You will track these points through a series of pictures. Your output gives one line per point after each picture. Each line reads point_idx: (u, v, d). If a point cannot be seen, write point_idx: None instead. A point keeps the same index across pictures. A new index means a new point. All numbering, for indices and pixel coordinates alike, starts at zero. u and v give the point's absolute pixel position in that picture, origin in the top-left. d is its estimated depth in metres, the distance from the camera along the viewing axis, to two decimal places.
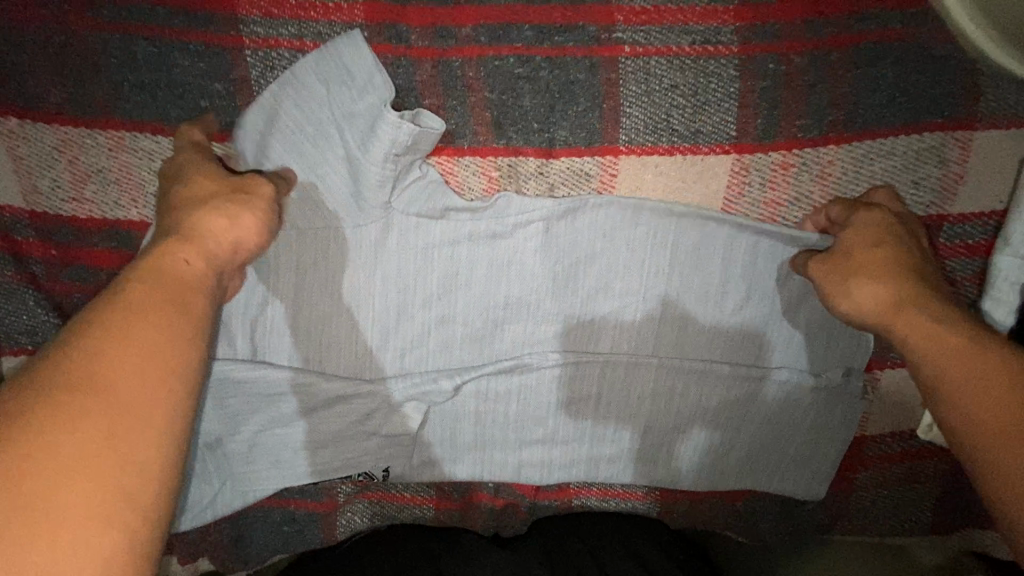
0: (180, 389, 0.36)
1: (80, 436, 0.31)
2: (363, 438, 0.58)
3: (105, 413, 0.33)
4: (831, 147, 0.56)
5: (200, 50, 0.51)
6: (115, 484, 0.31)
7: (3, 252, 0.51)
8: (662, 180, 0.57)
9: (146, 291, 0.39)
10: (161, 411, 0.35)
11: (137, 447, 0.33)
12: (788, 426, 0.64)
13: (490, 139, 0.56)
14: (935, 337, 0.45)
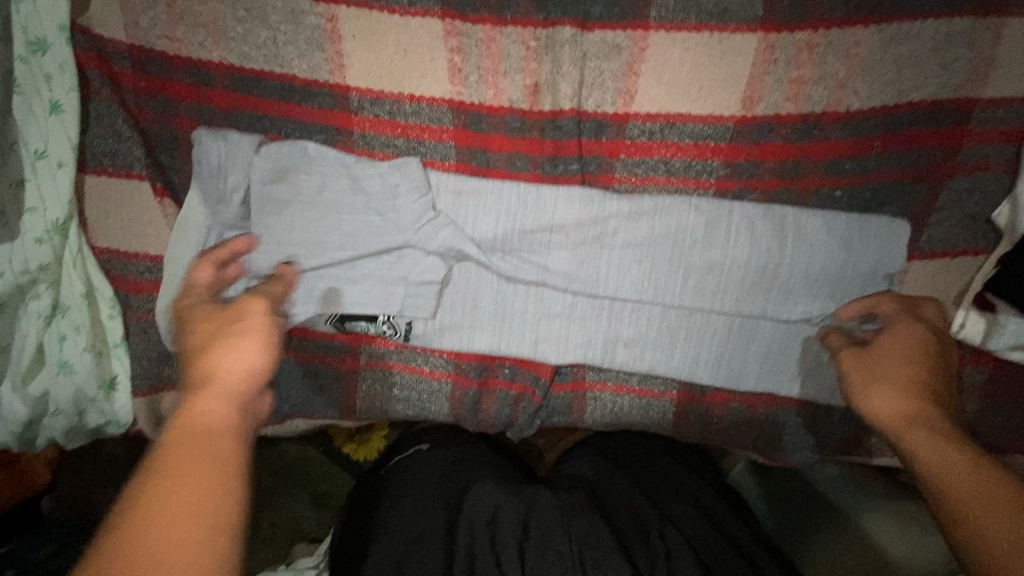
0: (234, 441, 0.39)
1: (155, 541, 0.33)
2: (393, 282, 0.62)
3: (189, 481, 0.35)
4: (859, 30, 0.58)
5: None
6: (211, 499, 0.35)
7: (102, 79, 0.59)
8: (691, 57, 0.60)
9: (206, 404, 0.40)
10: (230, 443, 0.39)
11: (211, 474, 0.36)
12: (810, 314, 0.63)
13: (532, 11, 0.59)
14: (953, 453, 0.43)
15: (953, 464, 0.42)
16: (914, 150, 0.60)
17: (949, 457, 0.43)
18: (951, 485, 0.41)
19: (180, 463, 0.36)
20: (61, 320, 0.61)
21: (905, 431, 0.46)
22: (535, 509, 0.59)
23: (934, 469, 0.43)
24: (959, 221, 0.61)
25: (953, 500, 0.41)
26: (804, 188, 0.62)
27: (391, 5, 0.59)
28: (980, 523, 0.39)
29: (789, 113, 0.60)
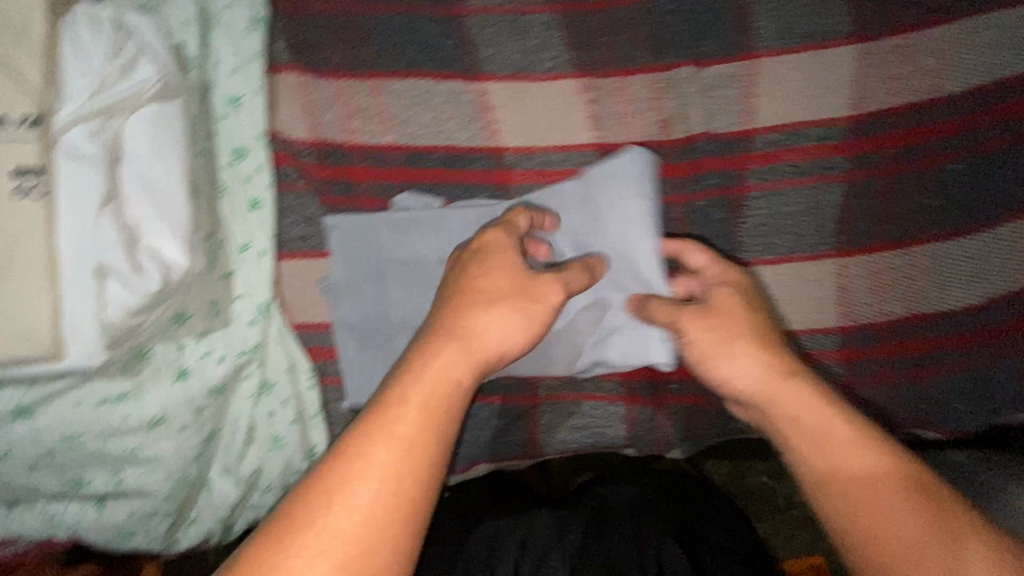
0: (398, 436, 0.45)
1: (315, 547, 0.41)
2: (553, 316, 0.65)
3: (342, 474, 0.44)
4: (937, 28, 0.67)
5: (431, 15, 0.68)
6: (370, 500, 0.43)
7: (296, 173, 0.67)
8: (798, 72, 0.68)
9: (417, 404, 0.47)
10: (390, 458, 0.45)
11: (407, 486, 0.44)
12: (949, 278, 0.68)
13: (653, 60, 0.69)
14: (829, 445, 0.51)
15: (860, 455, 0.50)
16: (1016, 117, 0.66)
17: (870, 464, 0.49)
18: (827, 446, 0.51)
19: (376, 432, 0.45)
20: (268, 396, 0.64)
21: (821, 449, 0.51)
22: (519, 530, 0.65)
23: (820, 446, 0.51)
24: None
25: (851, 485, 0.49)
26: (925, 166, 0.67)
27: (533, 73, 0.69)
28: (875, 524, 0.47)
29: (897, 106, 0.67)
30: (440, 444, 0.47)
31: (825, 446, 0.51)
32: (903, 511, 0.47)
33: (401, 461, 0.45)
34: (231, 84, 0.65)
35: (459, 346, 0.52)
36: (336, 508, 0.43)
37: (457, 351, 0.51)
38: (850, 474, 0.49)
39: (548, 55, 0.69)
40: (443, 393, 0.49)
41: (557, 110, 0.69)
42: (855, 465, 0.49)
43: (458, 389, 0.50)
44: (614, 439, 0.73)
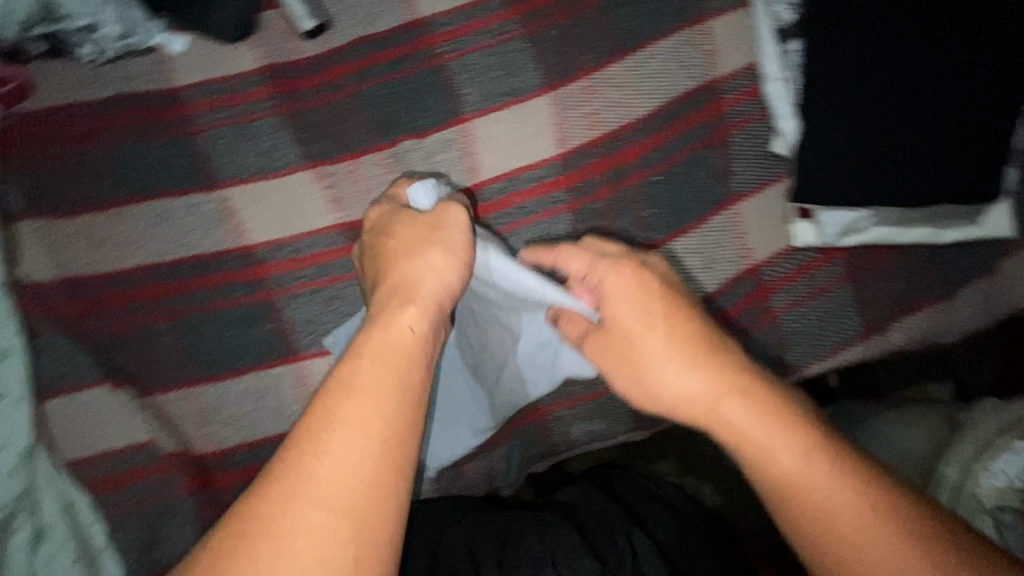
0: (393, 377, 0.49)
1: (307, 495, 0.43)
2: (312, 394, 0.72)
3: (327, 417, 0.46)
4: (616, 65, 0.76)
5: (165, 142, 0.74)
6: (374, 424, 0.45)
7: (47, 313, 0.68)
8: (506, 126, 0.76)
9: (376, 359, 0.49)
10: (382, 397, 0.47)
11: (394, 425, 0.46)
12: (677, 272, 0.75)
13: (378, 139, 0.75)
14: (816, 456, 0.50)
15: (828, 476, 0.49)
16: (696, 127, 0.75)
17: (795, 462, 0.50)
18: (781, 444, 0.51)
19: (355, 386, 0.47)
20: (43, 548, 0.59)
21: (875, 502, 0.48)
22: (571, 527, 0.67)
23: (794, 481, 0.50)
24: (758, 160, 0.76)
25: (800, 500, 0.50)
26: (633, 183, 0.75)
27: (269, 173, 0.74)
28: (826, 518, 0.49)
29: (595, 137, 0.75)
30: (415, 367, 0.50)
31: (803, 490, 0.50)
32: (858, 499, 0.48)
33: (388, 378, 0.48)
34: None
35: (400, 313, 0.53)
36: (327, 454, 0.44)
37: (385, 293, 0.57)
38: (821, 494, 0.49)
39: (281, 154, 0.75)
40: (399, 351, 0.50)
41: (298, 201, 0.74)
42: (793, 466, 0.50)
43: (415, 350, 0.51)
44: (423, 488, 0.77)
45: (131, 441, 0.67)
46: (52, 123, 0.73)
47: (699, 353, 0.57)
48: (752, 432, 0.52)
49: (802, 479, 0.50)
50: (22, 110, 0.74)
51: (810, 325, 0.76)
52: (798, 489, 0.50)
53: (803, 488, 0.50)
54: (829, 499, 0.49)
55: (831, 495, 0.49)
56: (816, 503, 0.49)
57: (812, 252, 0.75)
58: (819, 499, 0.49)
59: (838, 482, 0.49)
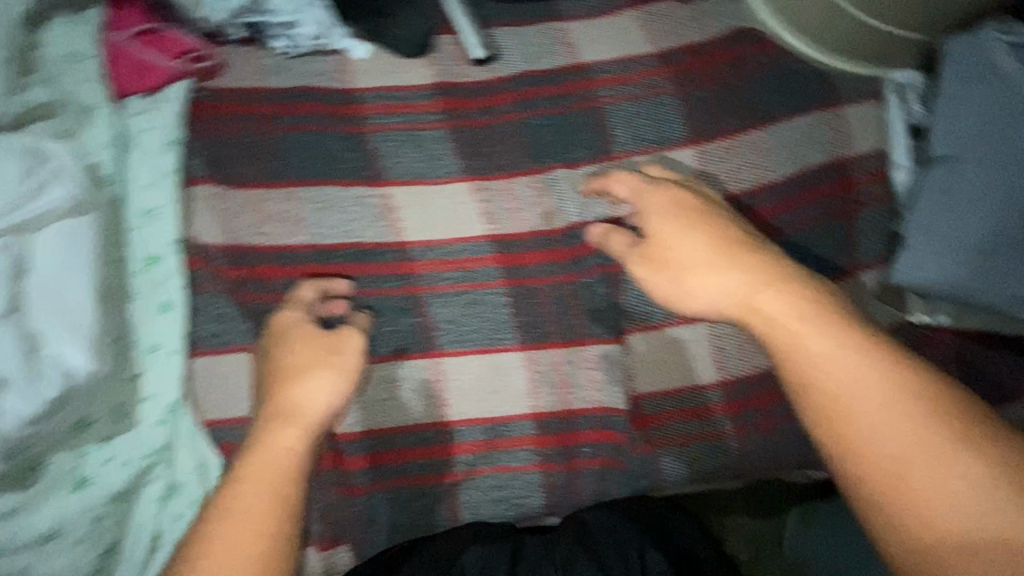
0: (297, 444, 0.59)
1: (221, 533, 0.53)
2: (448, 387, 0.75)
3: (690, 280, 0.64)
4: (758, 131, 0.83)
5: (338, 134, 0.79)
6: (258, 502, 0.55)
7: (210, 275, 0.71)
8: (651, 169, 0.81)
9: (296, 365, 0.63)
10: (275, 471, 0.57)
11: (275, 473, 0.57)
12: None
13: (532, 162, 0.81)
14: (941, 410, 0.51)
15: (908, 389, 0.52)
16: (826, 198, 0.81)
17: (931, 434, 0.50)
18: (864, 424, 0.51)
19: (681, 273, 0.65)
20: (177, 499, 0.64)
21: (795, 346, 0.56)
22: None
23: (837, 401, 0.53)
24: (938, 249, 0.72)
25: (911, 452, 0.49)
26: (763, 239, 0.80)
27: (429, 177, 0.79)
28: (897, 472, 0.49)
29: (732, 192, 0.81)
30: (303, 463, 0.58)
31: (847, 406, 0.52)
32: (990, 481, 0.47)
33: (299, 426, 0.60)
34: (145, 198, 0.70)
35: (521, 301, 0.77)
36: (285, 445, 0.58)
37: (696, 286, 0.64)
38: (923, 436, 0.50)
39: (442, 162, 0.80)
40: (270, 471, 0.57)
41: (451, 208, 0.78)
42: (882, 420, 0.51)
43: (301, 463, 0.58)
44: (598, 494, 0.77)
45: (266, 411, 0.69)
46: (236, 100, 0.78)
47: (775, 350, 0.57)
48: (843, 369, 0.53)
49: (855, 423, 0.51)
50: (209, 83, 0.78)
51: None
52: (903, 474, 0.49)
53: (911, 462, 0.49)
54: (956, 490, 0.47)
55: (961, 488, 0.47)
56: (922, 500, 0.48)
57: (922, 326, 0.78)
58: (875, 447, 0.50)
59: (950, 475, 0.48)
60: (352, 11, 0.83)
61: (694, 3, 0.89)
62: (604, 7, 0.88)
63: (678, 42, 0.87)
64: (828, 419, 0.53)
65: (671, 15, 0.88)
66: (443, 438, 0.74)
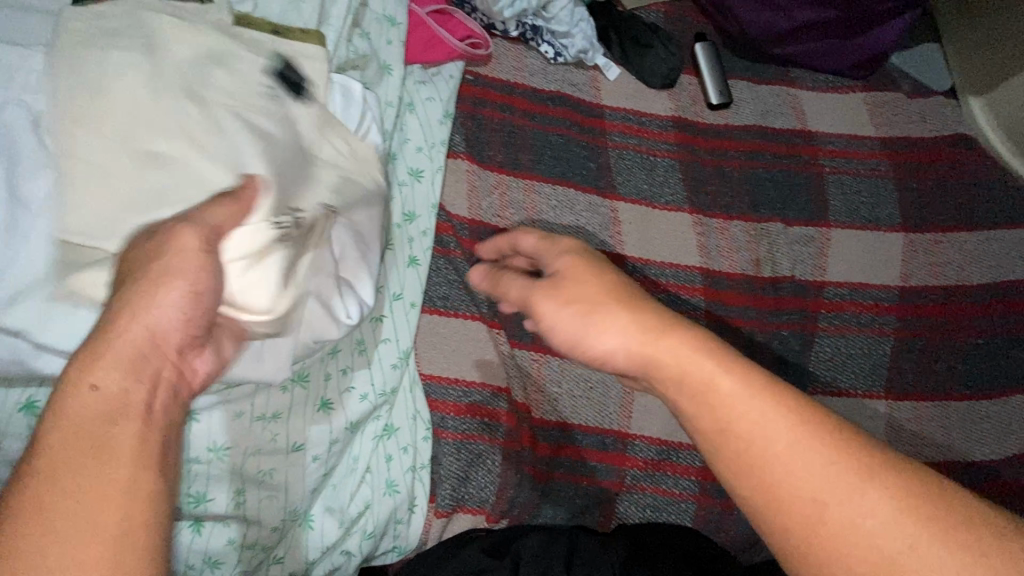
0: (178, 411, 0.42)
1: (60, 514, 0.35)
2: (634, 401, 0.78)
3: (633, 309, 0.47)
4: (967, 233, 0.86)
5: (581, 143, 0.84)
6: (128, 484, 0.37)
7: (455, 243, 0.76)
8: (861, 244, 0.84)
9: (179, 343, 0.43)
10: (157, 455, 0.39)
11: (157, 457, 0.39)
12: (973, 429, 0.80)
13: (750, 211, 0.85)
14: (829, 446, 0.39)
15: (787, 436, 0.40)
16: (1023, 313, 0.83)
17: (806, 476, 0.39)
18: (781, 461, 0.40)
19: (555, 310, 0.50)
20: (389, 441, 0.67)
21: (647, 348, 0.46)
22: None
23: (750, 450, 0.40)
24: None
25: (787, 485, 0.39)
26: (958, 337, 0.82)
27: (654, 202, 0.84)
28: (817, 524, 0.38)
29: (934, 285, 0.84)
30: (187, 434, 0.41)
31: (750, 447, 0.41)
32: (911, 518, 0.37)
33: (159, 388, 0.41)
34: (414, 159, 0.76)
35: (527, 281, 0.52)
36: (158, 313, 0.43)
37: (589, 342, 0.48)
38: (786, 469, 0.39)
39: (667, 191, 0.85)
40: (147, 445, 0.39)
41: (671, 235, 0.82)
42: (793, 467, 0.39)
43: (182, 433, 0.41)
44: (744, 539, 0.78)
45: (477, 379, 0.73)
46: (498, 91, 0.84)
47: (761, 388, 0.42)
48: (774, 445, 0.40)
49: (785, 470, 0.39)
50: (478, 69, 0.85)
51: None
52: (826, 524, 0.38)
53: (788, 503, 0.39)
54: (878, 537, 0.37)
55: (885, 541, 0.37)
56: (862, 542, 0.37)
57: None
58: (791, 482, 0.39)
59: (875, 509, 0.37)
60: (614, 36, 0.89)
61: (917, 101, 0.94)
62: (837, 84, 0.94)
63: (900, 132, 0.91)
64: (737, 463, 0.41)
65: (897, 106, 0.93)
66: (617, 447, 0.77)
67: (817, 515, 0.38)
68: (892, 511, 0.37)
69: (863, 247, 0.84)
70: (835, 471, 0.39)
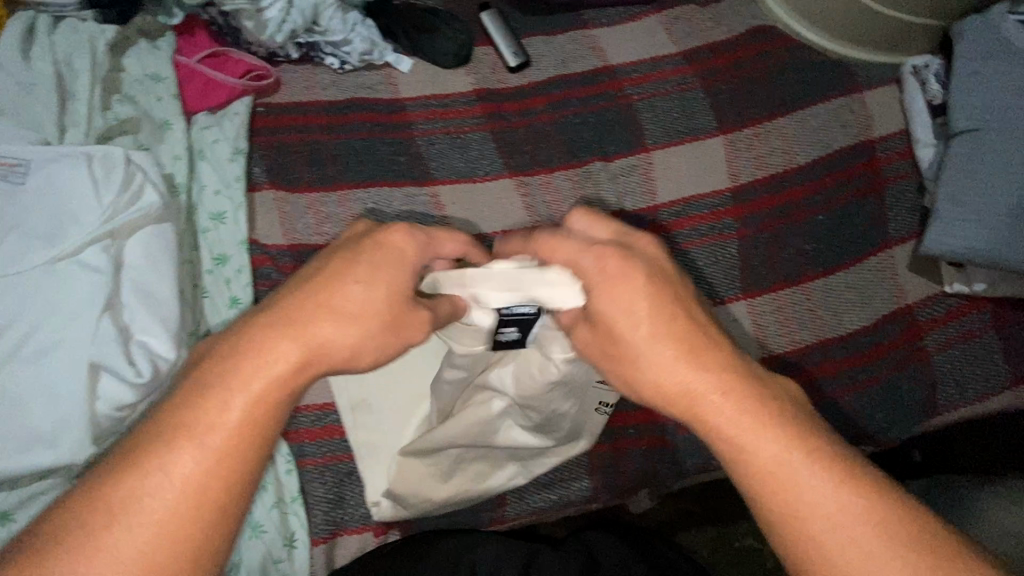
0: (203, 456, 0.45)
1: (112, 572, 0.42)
2: None
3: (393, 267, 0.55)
4: (783, 117, 0.87)
5: (386, 139, 0.84)
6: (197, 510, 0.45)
7: (276, 273, 0.75)
8: (683, 159, 0.85)
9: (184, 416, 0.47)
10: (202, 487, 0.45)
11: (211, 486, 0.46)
12: (832, 304, 0.82)
13: (570, 159, 0.86)
14: (807, 447, 0.48)
15: (766, 454, 0.48)
16: (853, 177, 0.84)
17: (823, 494, 0.46)
18: (794, 472, 0.47)
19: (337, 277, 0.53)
20: None
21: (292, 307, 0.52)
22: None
23: (753, 468, 0.48)
24: (968, 220, 0.74)
25: (782, 495, 0.47)
26: (799, 219, 0.83)
27: (474, 176, 0.84)
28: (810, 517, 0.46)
29: (764, 176, 0.85)
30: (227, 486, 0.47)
31: (763, 466, 0.48)
32: (861, 519, 0.46)
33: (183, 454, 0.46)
34: (215, 203, 0.76)
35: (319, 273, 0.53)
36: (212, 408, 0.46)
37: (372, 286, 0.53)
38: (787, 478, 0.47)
39: (485, 162, 0.85)
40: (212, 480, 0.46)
41: (496, 204, 0.83)
42: (806, 483, 0.47)
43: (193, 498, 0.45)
44: (644, 475, 0.78)
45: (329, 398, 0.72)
46: (291, 114, 0.84)
47: (743, 392, 0.50)
48: (773, 465, 0.47)
49: (764, 477, 0.47)
50: (268, 99, 0.84)
51: (959, 367, 0.81)
52: (808, 531, 0.46)
53: (811, 524, 0.46)
54: (850, 548, 0.45)
55: (853, 547, 0.45)
56: (840, 552, 0.45)
57: (955, 299, 0.81)
58: (794, 488, 0.47)
59: (851, 528, 0.45)
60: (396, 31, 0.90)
61: (712, 6, 0.95)
62: (628, 14, 0.94)
63: (698, 41, 0.92)
64: (743, 474, 0.48)
65: (689, 17, 0.93)
66: None
67: (798, 524, 0.46)
68: (849, 518, 0.46)
69: (686, 161, 0.85)
70: (808, 484, 0.46)
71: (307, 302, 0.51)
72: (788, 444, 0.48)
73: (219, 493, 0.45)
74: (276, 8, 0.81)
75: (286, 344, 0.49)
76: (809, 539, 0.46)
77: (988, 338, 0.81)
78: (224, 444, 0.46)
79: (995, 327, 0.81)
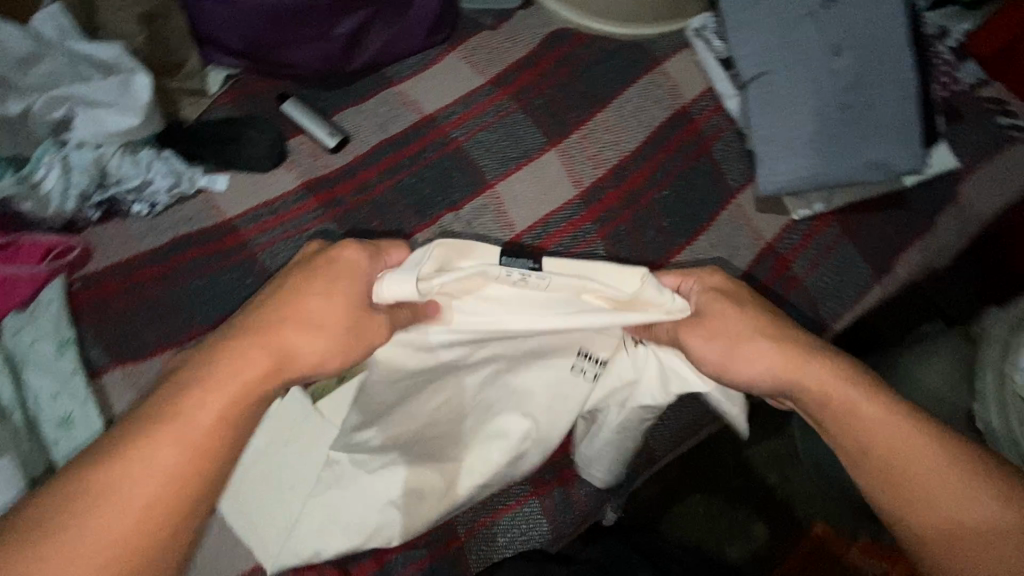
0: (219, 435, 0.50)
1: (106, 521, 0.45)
2: None
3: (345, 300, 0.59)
4: (602, 110, 0.90)
5: (227, 269, 0.79)
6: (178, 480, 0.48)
7: None
8: (525, 184, 0.86)
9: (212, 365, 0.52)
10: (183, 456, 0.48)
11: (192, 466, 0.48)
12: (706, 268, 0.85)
13: (420, 220, 0.85)
14: (919, 440, 0.56)
15: (883, 430, 0.58)
16: (682, 145, 0.89)
17: (985, 511, 0.53)
18: (909, 469, 0.56)
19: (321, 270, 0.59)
20: None
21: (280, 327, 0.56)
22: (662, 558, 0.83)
23: (890, 457, 0.57)
24: (787, 156, 0.80)
25: (900, 480, 0.56)
26: (649, 200, 0.87)
27: None
28: (930, 500, 0.54)
29: (604, 172, 0.87)
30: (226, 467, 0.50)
31: (891, 458, 0.57)
32: (1001, 502, 0.53)
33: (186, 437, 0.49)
34: (56, 407, 0.68)
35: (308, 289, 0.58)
36: (204, 394, 0.50)
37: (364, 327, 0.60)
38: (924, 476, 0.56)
39: None
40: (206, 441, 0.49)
41: None
42: (924, 466, 0.55)
43: (183, 470, 0.48)
44: (597, 492, 0.78)
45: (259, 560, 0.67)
46: (113, 277, 0.77)
47: (858, 380, 0.61)
48: (910, 458, 0.56)
49: (897, 470, 0.56)
50: (83, 271, 0.77)
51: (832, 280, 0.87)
52: (941, 521, 0.54)
53: (938, 513, 0.54)
54: (983, 528, 0.52)
55: (991, 534, 0.52)
56: (978, 532, 0.52)
57: (806, 222, 0.88)
58: (919, 479, 0.55)
59: (982, 508, 0.53)
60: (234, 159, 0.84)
61: (504, 26, 0.96)
62: (428, 60, 0.94)
63: (503, 64, 0.93)
64: (870, 472, 0.58)
65: (486, 48, 0.94)
66: None
67: (929, 519, 0.54)
68: (975, 500, 0.53)
69: (530, 184, 0.86)
70: (928, 471, 0.55)
71: (282, 317, 0.56)
72: (899, 423, 0.57)
73: (187, 488, 0.48)
74: (54, 179, 0.77)
75: (254, 347, 0.54)
76: (940, 535, 0.54)
77: (846, 246, 0.87)
78: (205, 436, 0.49)
79: (847, 234, 0.88)
